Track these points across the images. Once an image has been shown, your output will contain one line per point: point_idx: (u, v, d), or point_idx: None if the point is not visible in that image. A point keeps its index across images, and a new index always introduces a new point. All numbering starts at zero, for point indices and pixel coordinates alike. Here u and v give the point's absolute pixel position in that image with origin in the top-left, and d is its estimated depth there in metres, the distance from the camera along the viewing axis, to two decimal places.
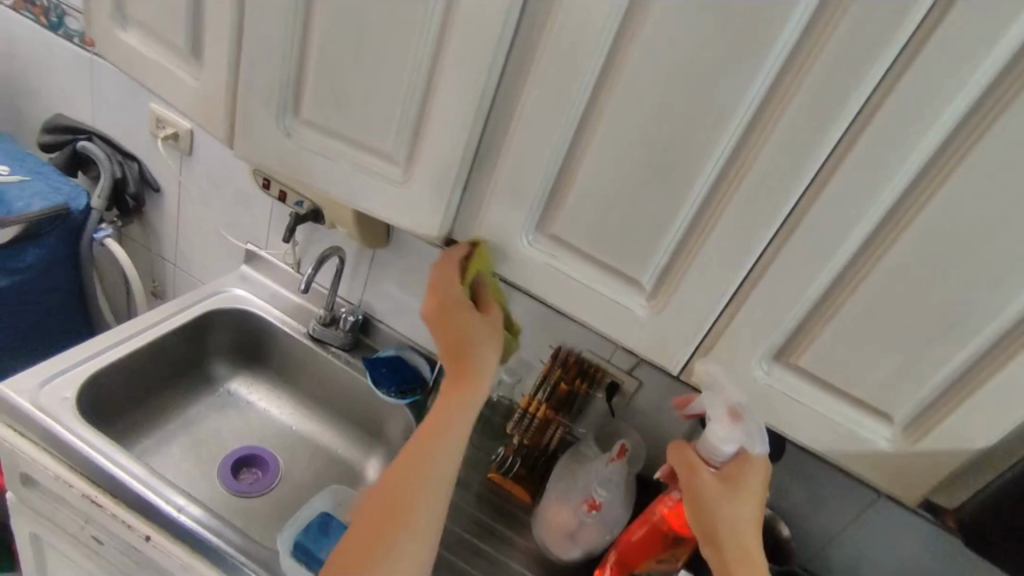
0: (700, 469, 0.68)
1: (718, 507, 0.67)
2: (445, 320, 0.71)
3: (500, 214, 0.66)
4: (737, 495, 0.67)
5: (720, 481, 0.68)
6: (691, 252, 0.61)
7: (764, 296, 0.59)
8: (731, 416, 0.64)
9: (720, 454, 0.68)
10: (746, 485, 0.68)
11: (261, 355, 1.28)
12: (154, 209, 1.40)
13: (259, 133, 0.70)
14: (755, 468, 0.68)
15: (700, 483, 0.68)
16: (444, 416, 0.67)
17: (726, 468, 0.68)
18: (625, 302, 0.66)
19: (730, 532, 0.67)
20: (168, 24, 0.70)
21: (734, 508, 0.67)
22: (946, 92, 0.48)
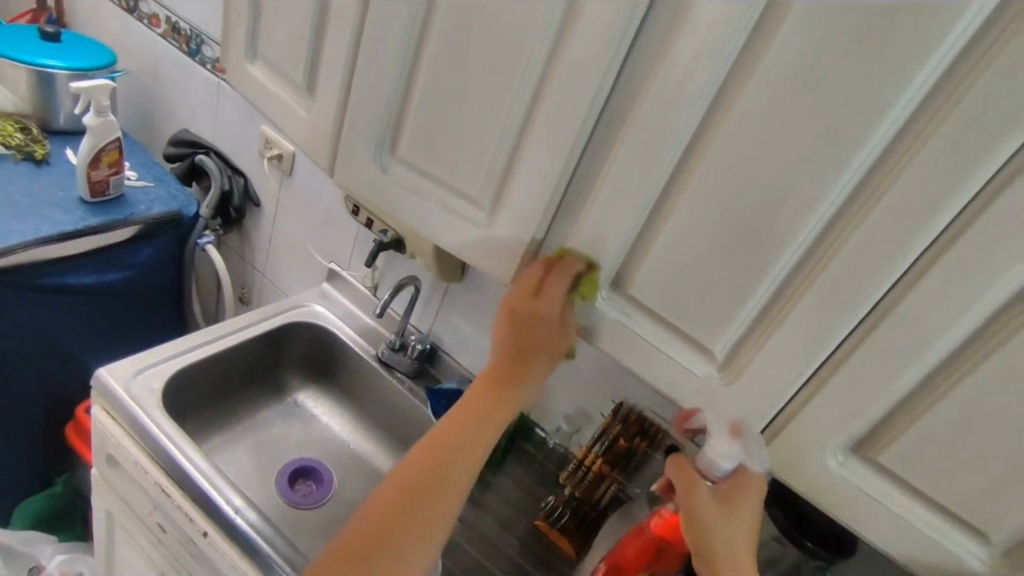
0: (697, 485, 0.66)
1: (714, 526, 0.65)
2: (521, 326, 0.71)
3: (575, 268, 0.67)
4: (734, 515, 0.65)
5: (717, 499, 0.66)
6: (770, 328, 0.59)
7: (846, 383, 0.56)
8: (732, 432, 0.62)
9: (717, 470, 0.66)
10: (742, 507, 0.65)
11: (330, 370, 1.33)
12: (253, 222, 1.50)
13: (357, 167, 0.74)
14: (754, 489, 0.65)
15: (696, 499, 0.66)
16: (483, 415, 0.72)
17: (722, 484, 0.66)
18: (693, 369, 0.64)
19: (726, 555, 0.64)
20: (291, 63, 0.76)
21: (732, 529, 0.65)
22: None
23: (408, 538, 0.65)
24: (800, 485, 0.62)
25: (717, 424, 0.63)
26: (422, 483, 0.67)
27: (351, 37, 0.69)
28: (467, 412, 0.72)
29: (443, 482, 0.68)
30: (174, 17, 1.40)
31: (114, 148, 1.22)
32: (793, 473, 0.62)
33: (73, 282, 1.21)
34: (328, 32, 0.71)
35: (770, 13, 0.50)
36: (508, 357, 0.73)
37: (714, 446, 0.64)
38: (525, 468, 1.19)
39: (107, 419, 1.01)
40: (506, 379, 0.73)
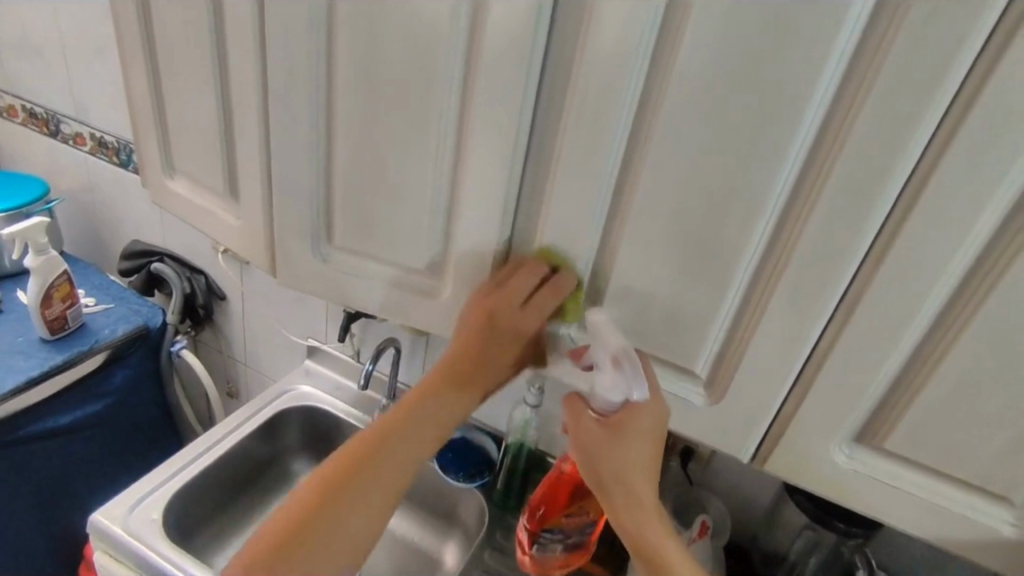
0: (584, 417, 0.64)
1: (600, 454, 0.63)
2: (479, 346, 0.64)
3: (538, 318, 0.65)
4: (621, 444, 0.62)
5: (603, 429, 0.63)
6: (743, 340, 0.57)
7: (831, 380, 0.55)
8: (613, 365, 0.59)
9: (608, 403, 0.62)
10: (636, 434, 0.62)
11: (331, 448, 1.30)
12: (222, 316, 1.48)
13: (297, 263, 0.72)
14: (648, 417, 0.61)
15: (582, 430, 0.64)
16: (419, 421, 0.66)
17: (613, 413, 0.62)
18: (628, 366, 0.59)
19: (615, 476, 0.64)
20: (211, 173, 0.75)
21: (624, 458, 0.63)
22: (1005, 154, 0.43)
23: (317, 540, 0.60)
24: (812, 485, 0.60)
25: (601, 359, 0.60)
26: (339, 492, 0.62)
27: (259, 136, 0.67)
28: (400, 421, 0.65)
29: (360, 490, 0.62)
30: (98, 133, 1.38)
31: (65, 281, 1.20)
32: (802, 474, 0.60)
33: (53, 425, 1.18)
34: (237, 137, 0.69)
35: (666, 33, 0.49)
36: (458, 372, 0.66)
37: (600, 382, 0.61)
38: None
39: (114, 563, 0.98)
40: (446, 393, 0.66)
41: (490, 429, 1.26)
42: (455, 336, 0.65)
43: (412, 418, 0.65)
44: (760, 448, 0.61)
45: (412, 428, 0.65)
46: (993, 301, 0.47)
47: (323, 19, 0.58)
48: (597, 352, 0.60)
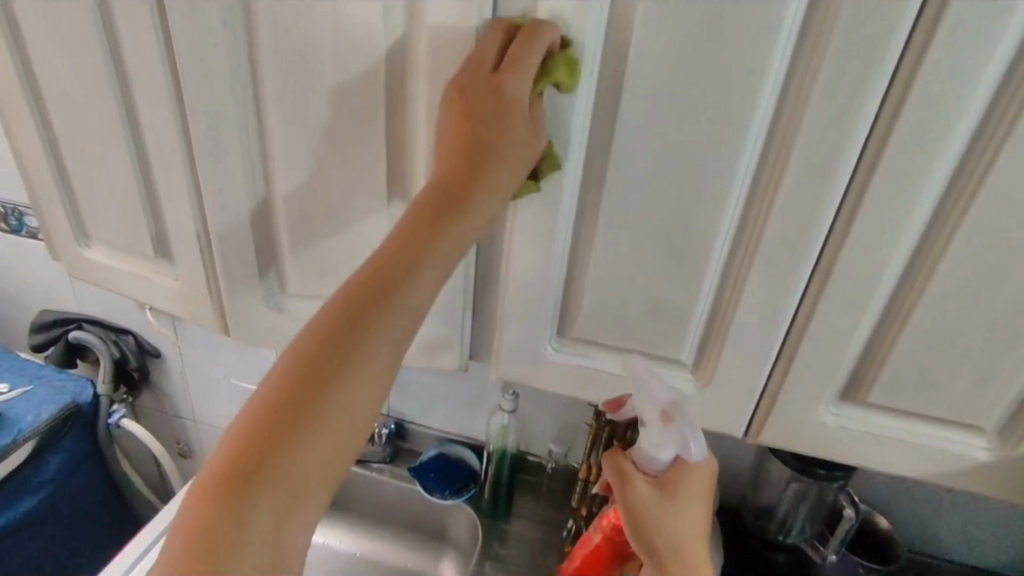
0: (635, 479, 0.60)
1: (652, 517, 0.59)
2: (483, 129, 0.48)
3: (516, 334, 0.64)
4: (676, 505, 0.59)
5: (656, 490, 0.60)
6: (723, 322, 0.59)
7: (813, 346, 0.57)
8: (661, 418, 0.57)
9: (657, 462, 0.59)
10: (687, 496, 0.59)
11: None
12: (160, 374, 1.38)
13: (251, 317, 0.67)
14: (698, 476, 0.60)
15: (633, 492, 0.60)
16: (425, 257, 0.45)
17: (663, 473, 0.60)
18: (678, 421, 0.57)
19: (667, 541, 0.58)
20: (135, 237, 0.68)
21: (675, 524, 0.59)
22: (949, 114, 0.45)
23: (284, 466, 0.39)
24: (806, 449, 0.62)
25: (647, 414, 0.58)
26: (276, 429, 0.40)
27: (189, 190, 0.62)
28: (390, 263, 0.44)
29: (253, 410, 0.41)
30: None
31: None
32: (795, 441, 0.62)
33: None
34: (162, 194, 0.64)
35: (616, 33, 0.49)
36: (467, 151, 0.48)
37: (645, 437, 0.59)
38: (537, 501, 1.18)
39: None
40: (457, 190, 0.47)
41: (468, 440, 1.24)
42: (442, 135, 0.50)
43: (404, 252, 0.45)
44: (752, 422, 0.63)
45: (414, 267, 0.45)
46: (952, 250, 0.50)
47: (246, 55, 0.54)
48: (643, 408, 0.58)
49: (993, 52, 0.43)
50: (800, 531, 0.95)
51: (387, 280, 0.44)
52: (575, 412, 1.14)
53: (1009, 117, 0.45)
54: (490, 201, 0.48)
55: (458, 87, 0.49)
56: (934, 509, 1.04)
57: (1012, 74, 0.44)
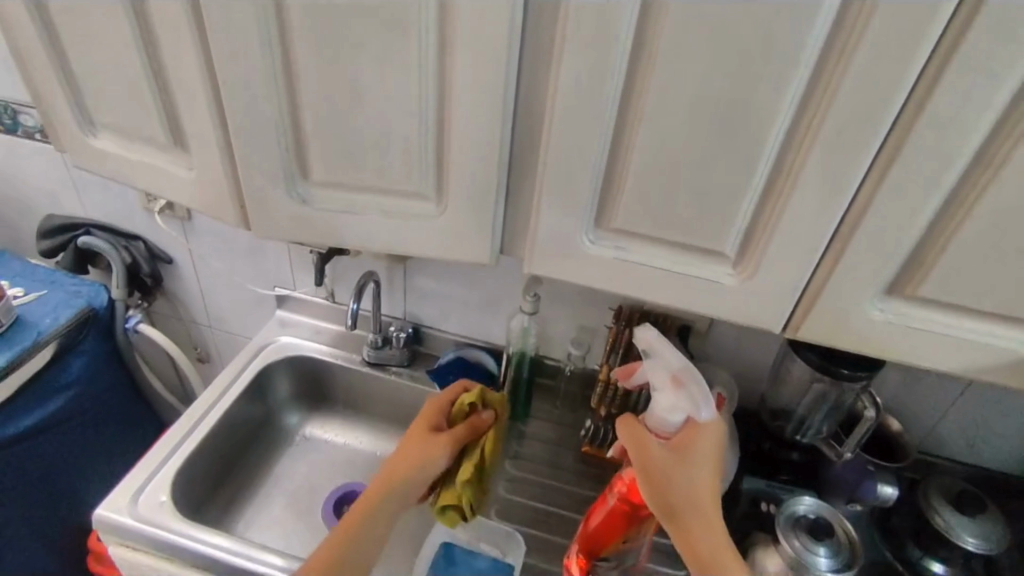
0: (652, 443, 0.69)
1: (671, 477, 0.68)
2: (401, 460, 0.83)
3: (551, 226, 0.62)
4: (691, 463, 0.68)
5: (672, 452, 0.68)
6: (772, 213, 0.56)
7: (866, 238, 0.54)
8: (675, 385, 0.68)
9: (670, 424, 0.69)
10: (699, 455, 0.69)
11: (325, 394, 1.29)
12: (173, 280, 1.37)
13: (271, 209, 0.64)
14: (707, 433, 0.69)
15: (652, 456, 0.69)
16: (418, 482, 0.82)
17: (675, 434, 0.69)
18: (687, 385, 0.68)
19: (685, 496, 0.69)
20: (144, 124, 0.64)
21: (688, 478, 0.68)
22: None
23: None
24: (846, 345, 0.61)
25: (659, 380, 0.68)
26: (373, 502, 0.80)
27: (199, 70, 0.57)
28: (393, 485, 0.81)
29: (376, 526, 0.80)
30: None
31: None
32: (836, 337, 0.61)
33: (19, 429, 1.09)
34: (169, 72, 0.59)
35: None
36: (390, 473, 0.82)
37: (660, 401, 0.69)
38: (553, 402, 1.22)
39: (132, 552, 0.94)
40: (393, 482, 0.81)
41: (486, 344, 1.24)
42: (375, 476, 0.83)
43: (406, 482, 0.81)
44: (793, 317, 0.61)
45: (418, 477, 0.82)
46: None
47: None
48: (656, 373, 0.69)
49: None
50: (817, 432, 0.98)
51: (404, 486, 0.81)
52: (594, 317, 1.13)
53: None
54: (409, 485, 0.82)
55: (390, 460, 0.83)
56: (944, 412, 1.05)
57: None
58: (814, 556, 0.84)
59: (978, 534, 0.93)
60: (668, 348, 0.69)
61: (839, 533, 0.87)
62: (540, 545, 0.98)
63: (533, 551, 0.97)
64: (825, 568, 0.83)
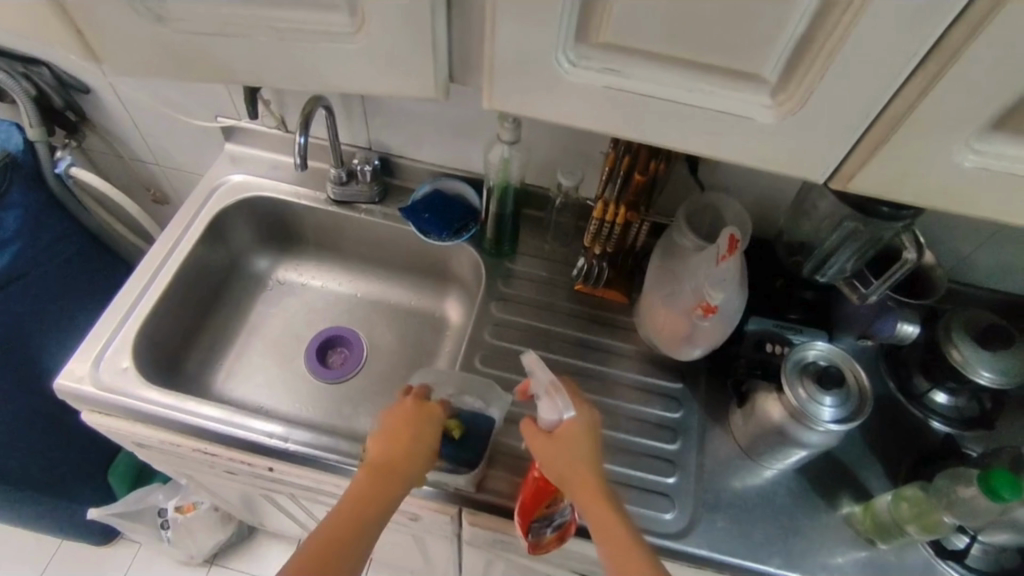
0: (535, 433, 0.74)
1: (552, 461, 0.72)
2: (402, 442, 0.73)
3: (513, 39, 0.43)
4: (564, 447, 0.72)
5: (550, 439, 0.73)
6: (840, 17, 0.37)
7: (979, 57, 0.36)
8: (549, 393, 0.74)
9: (547, 423, 0.74)
10: (572, 439, 0.72)
11: (293, 235, 1.17)
12: (98, 112, 1.17)
13: (121, 35, 0.46)
14: (577, 425, 0.73)
15: (535, 446, 0.74)
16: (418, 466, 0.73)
17: (556, 429, 0.74)
18: (559, 396, 0.74)
19: (568, 475, 0.71)
20: None
21: (571, 462, 0.72)
22: None
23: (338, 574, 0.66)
24: (911, 196, 0.46)
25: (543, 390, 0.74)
26: (375, 502, 0.71)
27: None
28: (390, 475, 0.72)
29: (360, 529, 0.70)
30: None
31: None
32: (902, 186, 0.45)
33: None
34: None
35: None
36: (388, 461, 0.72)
37: (543, 407, 0.74)
38: (544, 236, 1.09)
39: (105, 417, 0.90)
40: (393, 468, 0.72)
41: (465, 174, 1.09)
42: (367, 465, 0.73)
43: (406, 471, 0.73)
44: (848, 161, 0.46)
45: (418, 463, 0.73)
46: None
47: None
48: (538, 385, 0.74)
49: None
50: (838, 271, 0.84)
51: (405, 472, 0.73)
52: (588, 142, 0.95)
53: None
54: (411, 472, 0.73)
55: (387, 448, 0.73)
56: (985, 238, 0.92)
57: None
58: (819, 407, 0.78)
59: (995, 368, 0.86)
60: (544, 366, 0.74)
61: (848, 381, 0.80)
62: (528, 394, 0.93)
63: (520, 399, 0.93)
64: (829, 418, 0.78)
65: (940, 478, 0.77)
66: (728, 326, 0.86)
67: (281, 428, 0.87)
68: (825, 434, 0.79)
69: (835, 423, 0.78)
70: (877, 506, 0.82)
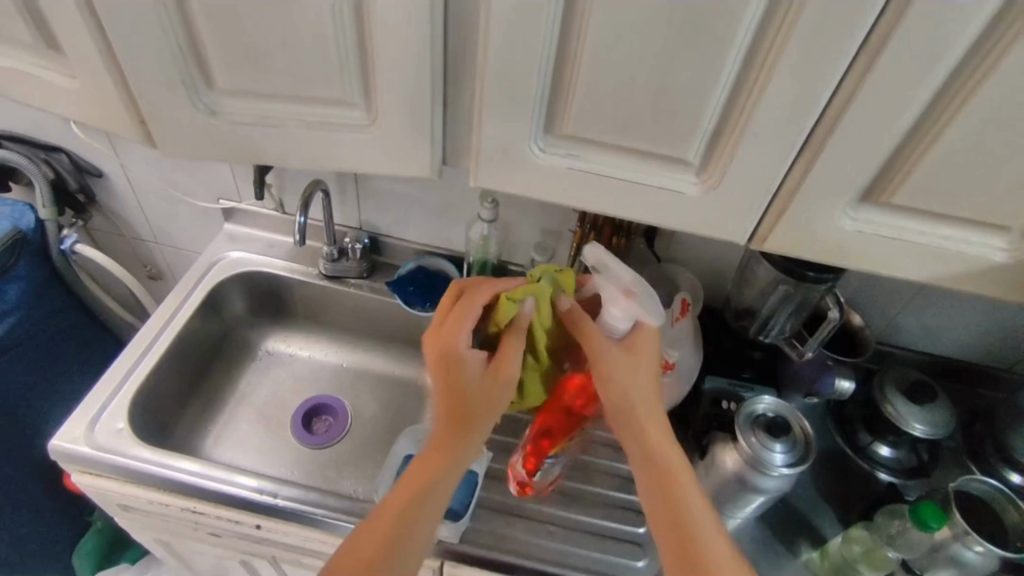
0: (603, 342, 0.73)
1: (621, 373, 0.72)
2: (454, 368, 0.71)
3: (496, 131, 0.55)
4: (636, 364, 0.73)
5: (622, 349, 0.73)
6: (742, 116, 0.50)
7: (839, 147, 0.49)
8: (626, 296, 0.71)
9: (617, 327, 0.73)
10: (643, 357, 0.74)
11: (284, 308, 1.24)
12: (107, 195, 1.27)
13: (177, 124, 0.57)
14: (649, 339, 0.74)
15: (604, 354, 0.72)
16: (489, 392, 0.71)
17: (626, 338, 0.74)
18: (637, 294, 0.72)
19: (629, 395, 0.72)
20: (8, 24, 0.55)
21: (638, 383, 0.73)
22: None
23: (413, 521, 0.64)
24: (814, 255, 0.58)
25: (612, 293, 0.72)
26: (448, 451, 0.69)
27: None
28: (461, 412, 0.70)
29: (440, 488, 0.67)
30: None
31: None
32: (805, 246, 0.57)
33: None
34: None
35: None
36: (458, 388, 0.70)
37: (610, 310, 0.72)
38: None
39: (96, 478, 0.93)
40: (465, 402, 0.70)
41: (447, 253, 1.20)
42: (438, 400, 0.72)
43: (478, 401, 0.70)
44: (760, 227, 0.57)
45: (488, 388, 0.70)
46: None
47: None
48: (607, 286, 0.73)
49: None
50: (780, 331, 0.96)
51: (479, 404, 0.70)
52: (558, 221, 1.08)
53: None
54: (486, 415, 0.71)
55: (444, 366, 0.71)
56: (905, 304, 1.06)
57: None
58: (771, 453, 0.86)
59: (925, 421, 0.96)
60: (618, 265, 0.72)
61: (795, 430, 0.89)
62: (507, 452, 0.99)
63: (500, 455, 0.99)
64: (780, 463, 0.86)
65: (879, 516, 0.86)
66: (685, 384, 0.94)
67: (270, 484, 0.91)
68: (779, 479, 0.87)
69: (787, 467, 0.85)
70: (831, 548, 0.90)
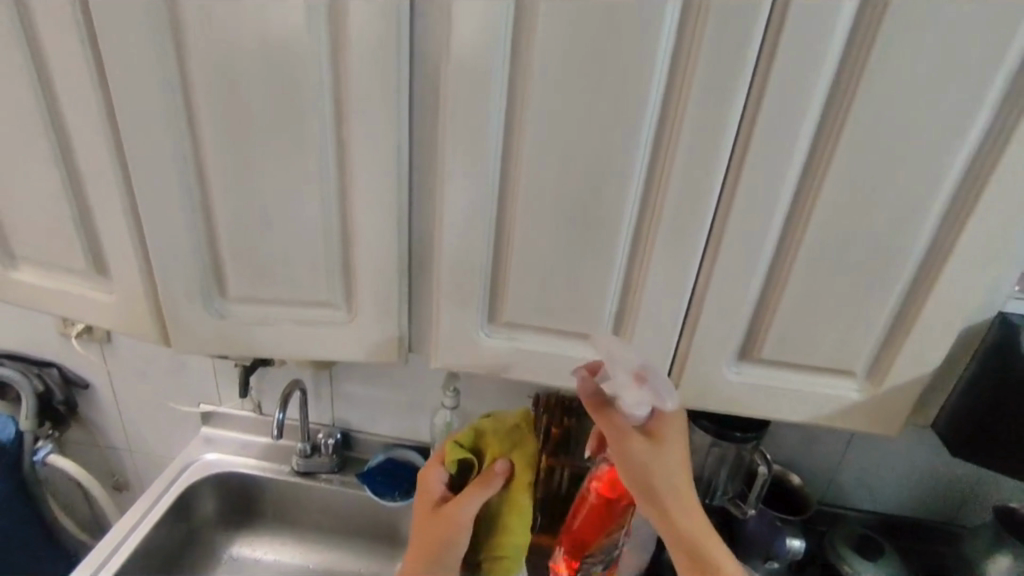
0: (625, 433, 0.64)
1: (651, 468, 0.64)
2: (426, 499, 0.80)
3: (452, 319, 0.70)
4: (664, 454, 0.64)
5: (646, 440, 0.65)
6: (636, 298, 0.67)
7: (711, 316, 0.67)
8: (638, 380, 0.62)
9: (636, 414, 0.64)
10: (670, 445, 0.65)
11: (252, 510, 1.25)
12: (88, 406, 1.34)
13: (191, 325, 0.71)
14: (674, 422, 0.66)
15: (628, 446, 0.64)
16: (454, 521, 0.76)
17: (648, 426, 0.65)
18: (652, 379, 0.62)
19: (666, 486, 0.65)
20: (71, 253, 0.72)
21: (671, 476, 0.65)
22: (791, 129, 0.58)
23: None
24: (717, 406, 0.73)
25: (623, 376, 0.63)
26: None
27: (124, 207, 0.66)
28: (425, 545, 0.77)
29: None
30: None
31: None
32: (707, 399, 0.72)
33: None
34: (48, 54, 0.60)
35: (517, 70, 0.58)
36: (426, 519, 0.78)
37: (623, 398, 0.63)
38: None
39: None
40: (429, 532, 0.77)
41: (415, 443, 1.27)
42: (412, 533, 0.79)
43: (442, 530, 0.76)
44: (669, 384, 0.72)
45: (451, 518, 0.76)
46: (815, 216, 0.62)
47: (178, 90, 0.60)
48: (616, 368, 0.64)
49: (814, 89, 0.56)
50: (724, 492, 1.05)
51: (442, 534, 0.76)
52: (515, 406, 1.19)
53: (836, 130, 0.58)
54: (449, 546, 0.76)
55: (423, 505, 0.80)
56: (836, 464, 1.16)
57: (834, 95, 0.57)
58: None
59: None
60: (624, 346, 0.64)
61: None
62: None
63: None
64: None
65: None
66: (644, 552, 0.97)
67: None
68: None
69: None
70: None
